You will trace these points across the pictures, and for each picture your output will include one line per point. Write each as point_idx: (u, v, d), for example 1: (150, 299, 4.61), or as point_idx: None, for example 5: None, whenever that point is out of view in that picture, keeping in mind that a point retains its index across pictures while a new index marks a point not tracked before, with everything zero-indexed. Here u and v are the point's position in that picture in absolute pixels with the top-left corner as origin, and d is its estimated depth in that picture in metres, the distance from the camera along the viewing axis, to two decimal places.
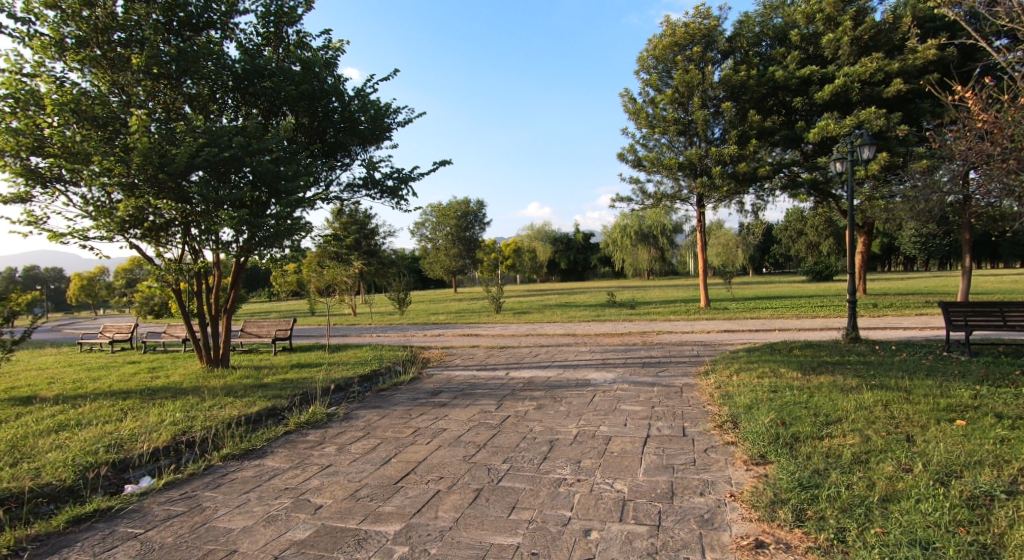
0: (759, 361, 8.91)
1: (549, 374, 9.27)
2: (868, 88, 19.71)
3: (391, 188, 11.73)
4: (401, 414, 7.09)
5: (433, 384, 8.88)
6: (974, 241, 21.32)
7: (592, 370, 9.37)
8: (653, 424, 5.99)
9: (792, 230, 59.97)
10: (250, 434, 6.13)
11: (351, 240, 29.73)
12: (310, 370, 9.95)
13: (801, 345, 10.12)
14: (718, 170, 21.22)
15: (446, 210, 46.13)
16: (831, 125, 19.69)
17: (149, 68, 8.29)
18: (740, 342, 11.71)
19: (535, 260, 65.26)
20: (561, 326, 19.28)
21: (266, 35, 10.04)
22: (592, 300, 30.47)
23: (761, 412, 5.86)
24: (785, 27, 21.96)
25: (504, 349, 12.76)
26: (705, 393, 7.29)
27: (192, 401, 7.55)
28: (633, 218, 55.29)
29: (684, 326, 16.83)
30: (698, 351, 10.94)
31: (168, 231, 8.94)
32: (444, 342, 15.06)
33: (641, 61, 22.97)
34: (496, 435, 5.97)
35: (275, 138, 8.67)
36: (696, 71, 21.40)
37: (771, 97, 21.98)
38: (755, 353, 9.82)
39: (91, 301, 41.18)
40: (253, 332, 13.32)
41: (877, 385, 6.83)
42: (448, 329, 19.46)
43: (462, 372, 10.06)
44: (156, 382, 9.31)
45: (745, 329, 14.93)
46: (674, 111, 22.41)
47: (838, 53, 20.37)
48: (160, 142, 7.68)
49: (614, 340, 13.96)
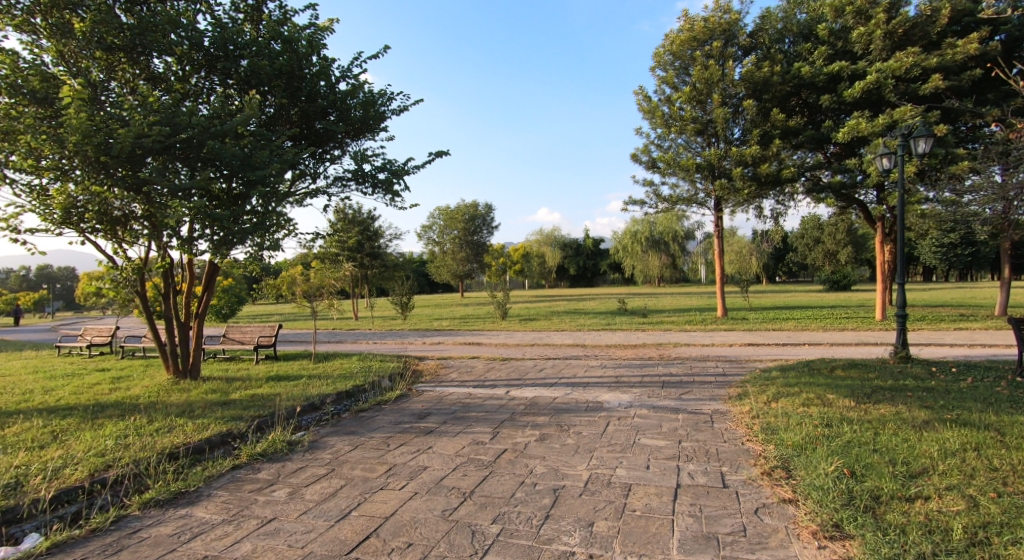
0: (798, 384, 7.72)
1: (556, 394, 8.10)
2: (904, 86, 18.45)
3: (384, 181, 10.65)
4: (377, 444, 5.93)
5: (422, 404, 7.75)
6: (1011, 250, 20.04)
7: (604, 391, 8.19)
8: (683, 469, 4.80)
9: (808, 239, 58.41)
10: (189, 469, 5.01)
11: (354, 241, 28.68)
12: (286, 384, 8.83)
13: (842, 365, 8.91)
14: (740, 171, 20.08)
15: (454, 212, 45.28)
16: (863, 124, 18.50)
17: (99, 37, 7.67)
18: (771, 359, 10.46)
19: (544, 265, 63.95)
20: (569, 334, 18.11)
21: (246, 10, 9.19)
22: (602, 307, 29.29)
23: (819, 457, 4.70)
24: (811, 22, 20.52)
25: (506, 362, 11.61)
26: (741, 425, 6.08)
27: (138, 419, 6.44)
28: (645, 223, 53.85)
29: (704, 338, 15.60)
30: (724, 369, 9.73)
31: (126, 227, 7.97)
32: (442, 351, 13.94)
33: (657, 57, 21.91)
34: (488, 478, 4.80)
35: (243, 118, 7.62)
36: (717, 67, 20.27)
37: (794, 96, 20.76)
38: (791, 373, 8.59)
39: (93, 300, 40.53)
40: (234, 338, 12.27)
41: (956, 421, 5.59)
42: (449, 337, 18.35)
43: (457, 389, 8.89)
44: (111, 395, 8.24)
45: (770, 344, 13.74)
46: (692, 109, 21.27)
47: (869, 49, 19.15)
48: (104, 120, 6.81)
49: (627, 353, 12.73)
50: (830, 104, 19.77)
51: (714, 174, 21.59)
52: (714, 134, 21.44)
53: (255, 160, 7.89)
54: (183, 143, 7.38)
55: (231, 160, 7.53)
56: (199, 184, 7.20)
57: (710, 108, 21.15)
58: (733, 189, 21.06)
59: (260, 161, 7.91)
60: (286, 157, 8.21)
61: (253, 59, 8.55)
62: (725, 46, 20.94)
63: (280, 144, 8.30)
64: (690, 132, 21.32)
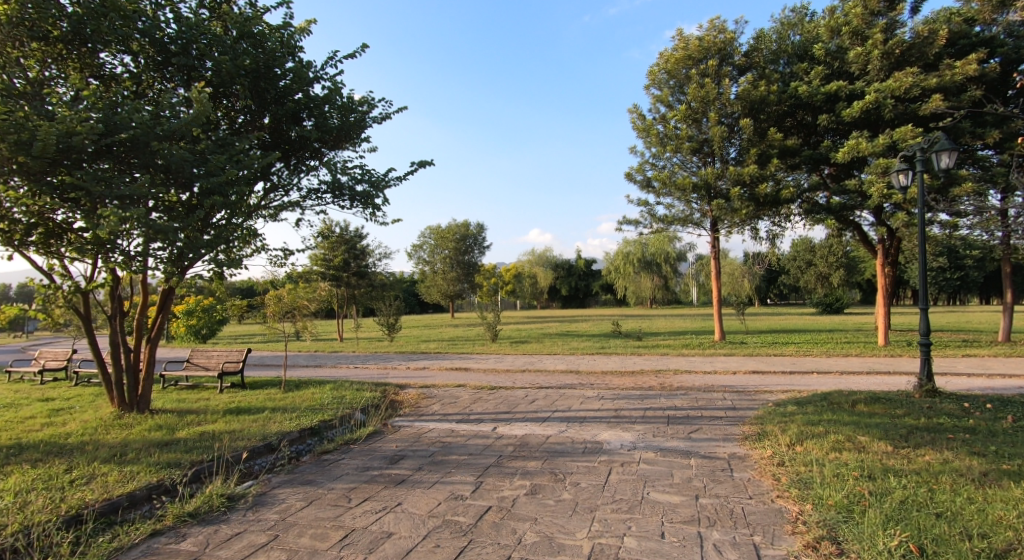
0: (821, 422, 6.89)
1: (549, 432, 7.20)
2: (902, 105, 17.76)
3: (362, 194, 9.78)
4: (336, 498, 5.03)
5: (397, 444, 6.82)
6: (1014, 274, 19.47)
7: (603, 429, 7.30)
8: (707, 539, 3.96)
9: (800, 261, 57.85)
10: (93, 538, 4.14)
11: (339, 260, 27.66)
12: (246, 417, 7.88)
13: (864, 400, 8.09)
14: (737, 191, 19.36)
15: (445, 232, 44.33)
16: (862, 143, 17.73)
17: (35, 26, 6.77)
18: (782, 392, 9.62)
19: (535, 285, 62.93)
20: (562, 359, 17.23)
21: (210, 4, 8.32)
22: (595, 329, 28.45)
23: (875, 527, 3.91)
24: (806, 43, 20.04)
25: (495, 391, 10.71)
26: (765, 475, 5.23)
27: (56, 466, 5.51)
28: (637, 244, 53.14)
29: (704, 365, 14.76)
30: (733, 402, 8.87)
31: (63, 239, 7.04)
32: (426, 378, 13.02)
33: (651, 75, 21.30)
34: (465, 550, 3.93)
35: (195, 116, 6.71)
36: (712, 85, 19.68)
37: (790, 116, 20.26)
38: (809, 408, 7.76)
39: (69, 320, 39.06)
40: (200, 364, 11.30)
41: (1018, 477, 4.77)
42: (436, 361, 17.41)
43: (438, 424, 7.99)
44: (43, 432, 7.27)
45: (776, 372, 12.92)
46: (688, 128, 20.59)
47: (867, 69, 18.56)
48: (29, 115, 5.93)
49: (625, 381, 11.86)
50: (829, 123, 19.17)
51: (710, 193, 20.88)
52: (711, 153, 20.73)
53: (209, 165, 6.99)
54: (125, 143, 6.50)
55: (179, 165, 6.62)
56: (140, 190, 6.28)
57: (705, 126, 20.49)
58: (730, 210, 20.34)
59: (217, 167, 7.02)
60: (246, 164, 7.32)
61: (214, 55, 7.68)
62: (721, 65, 20.38)
63: (241, 149, 7.42)
64: (686, 151, 20.64)
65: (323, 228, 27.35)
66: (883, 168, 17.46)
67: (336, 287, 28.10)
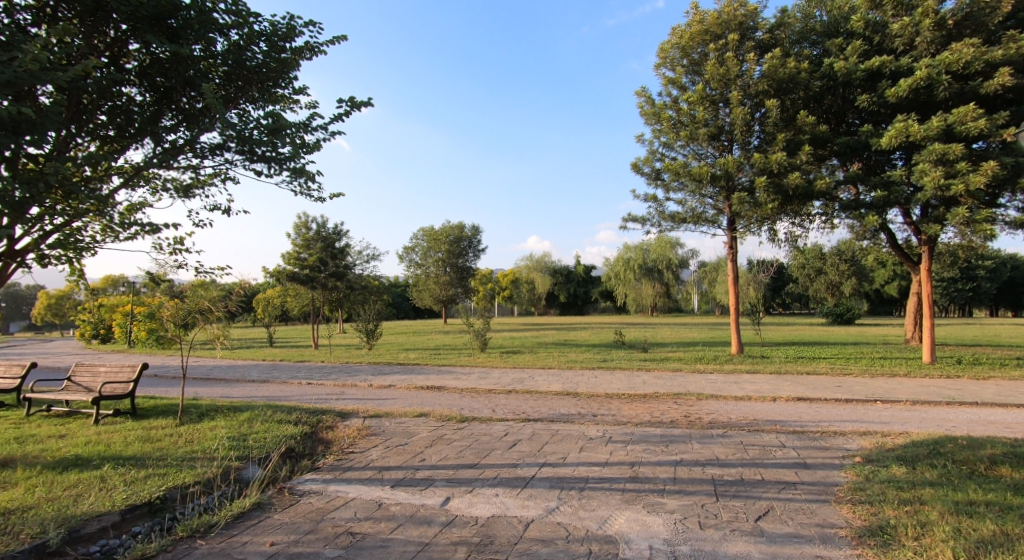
0: (977, 508, 4.24)
1: (529, 515, 4.51)
2: (958, 83, 14.59)
3: (280, 157, 6.89)
4: None
5: (273, 541, 4.09)
6: None
7: (616, 510, 4.62)
8: None
9: (808, 269, 55.02)
10: None
11: (313, 259, 24.75)
12: (68, 476, 5.13)
13: (1004, 459, 5.46)
14: (763, 181, 16.19)
15: (437, 234, 41.50)
16: (913, 126, 14.66)
17: None
18: (861, 438, 6.94)
19: (532, 291, 60.19)
20: (557, 375, 14.50)
21: None
22: (596, 337, 25.83)
23: None
24: (836, 21, 16.90)
25: (466, 424, 8.02)
26: None
27: None
28: (636, 250, 50.80)
29: (731, 387, 12.06)
30: (801, 455, 6.21)
31: None
32: (384, 402, 10.24)
33: (662, 52, 18.21)
34: None
35: None
36: (733, 61, 16.65)
37: (825, 100, 17.10)
38: (933, 476, 5.13)
39: (54, 321, 36.75)
40: (81, 386, 8.56)
41: None
42: (409, 376, 14.62)
43: (365, 488, 5.27)
44: None
45: (827, 401, 10.24)
46: (706, 111, 17.43)
47: (913, 43, 15.47)
48: None
49: (638, 411, 9.16)
50: (869, 106, 15.98)
51: (729, 185, 17.86)
52: (731, 139, 17.58)
53: None
54: None
55: None
56: None
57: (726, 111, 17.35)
58: (753, 204, 17.29)
59: None
60: (33, 70, 4.65)
61: None
62: (742, 41, 17.28)
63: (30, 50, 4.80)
64: (702, 138, 17.55)
65: (297, 223, 24.62)
66: (936, 155, 14.38)
67: (310, 289, 25.31)
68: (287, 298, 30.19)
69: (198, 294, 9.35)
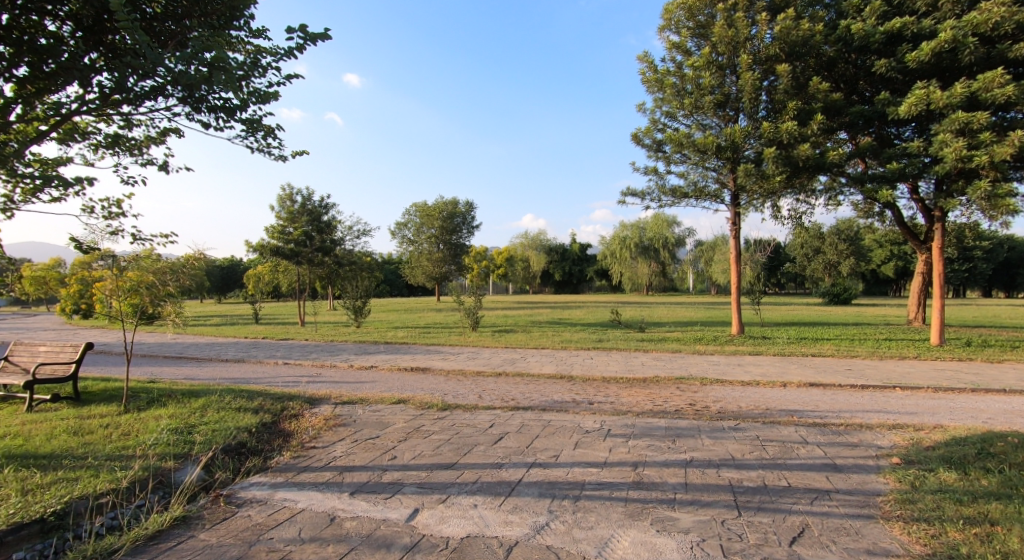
0: None
1: (511, 538, 3.69)
2: (984, 47, 13.68)
3: (230, 108, 6.00)
4: None
5: None
6: None
7: (618, 530, 3.81)
8: None
9: (806, 249, 54.20)
10: None
11: (299, 233, 23.61)
12: None
13: None
14: (771, 152, 15.24)
15: (430, 210, 40.38)
16: (934, 92, 13.71)
17: None
18: (893, 433, 6.15)
19: (527, 270, 59.23)
20: (550, 357, 13.65)
21: None
22: (591, 317, 24.99)
23: None
24: None
25: (448, 414, 7.16)
26: None
27: None
28: (633, 228, 50.39)
29: (736, 371, 11.26)
30: (829, 455, 5.40)
31: None
32: (361, 385, 9.37)
33: (666, 13, 17.12)
34: None
35: None
36: (742, 23, 15.63)
37: (838, 67, 16.20)
38: (997, 485, 4.33)
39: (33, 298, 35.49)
40: (19, 366, 7.68)
41: None
42: (393, 356, 13.74)
43: (319, 495, 4.44)
44: None
45: (842, 387, 9.43)
46: (713, 77, 16.38)
47: (936, 4, 14.50)
48: None
49: (638, 398, 8.32)
50: (887, 71, 15.04)
51: (734, 157, 16.90)
52: (736, 108, 16.63)
53: None
54: None
55: None
56: None
57: (734, 77, 16.36)
58: (759, 176, 16.29)
59: None
60: None
61: None
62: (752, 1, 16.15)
63: None
64: (708, 106, 16.56)
65: (281, 195, 23.51)
66: (960, 125, 13.45)
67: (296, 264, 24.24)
68: (277, 274, 29.15)
69: (141, 266, 8.03)
